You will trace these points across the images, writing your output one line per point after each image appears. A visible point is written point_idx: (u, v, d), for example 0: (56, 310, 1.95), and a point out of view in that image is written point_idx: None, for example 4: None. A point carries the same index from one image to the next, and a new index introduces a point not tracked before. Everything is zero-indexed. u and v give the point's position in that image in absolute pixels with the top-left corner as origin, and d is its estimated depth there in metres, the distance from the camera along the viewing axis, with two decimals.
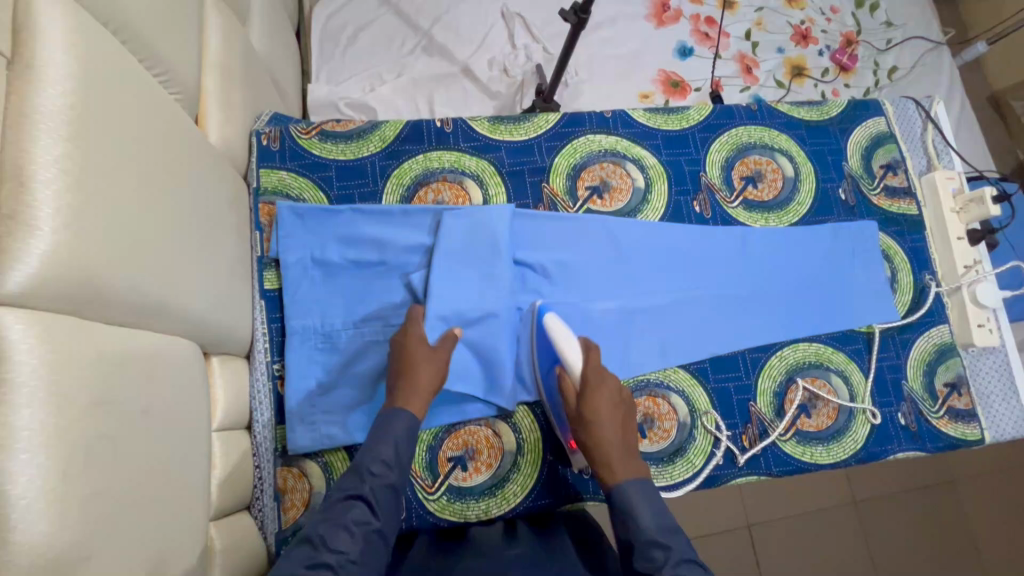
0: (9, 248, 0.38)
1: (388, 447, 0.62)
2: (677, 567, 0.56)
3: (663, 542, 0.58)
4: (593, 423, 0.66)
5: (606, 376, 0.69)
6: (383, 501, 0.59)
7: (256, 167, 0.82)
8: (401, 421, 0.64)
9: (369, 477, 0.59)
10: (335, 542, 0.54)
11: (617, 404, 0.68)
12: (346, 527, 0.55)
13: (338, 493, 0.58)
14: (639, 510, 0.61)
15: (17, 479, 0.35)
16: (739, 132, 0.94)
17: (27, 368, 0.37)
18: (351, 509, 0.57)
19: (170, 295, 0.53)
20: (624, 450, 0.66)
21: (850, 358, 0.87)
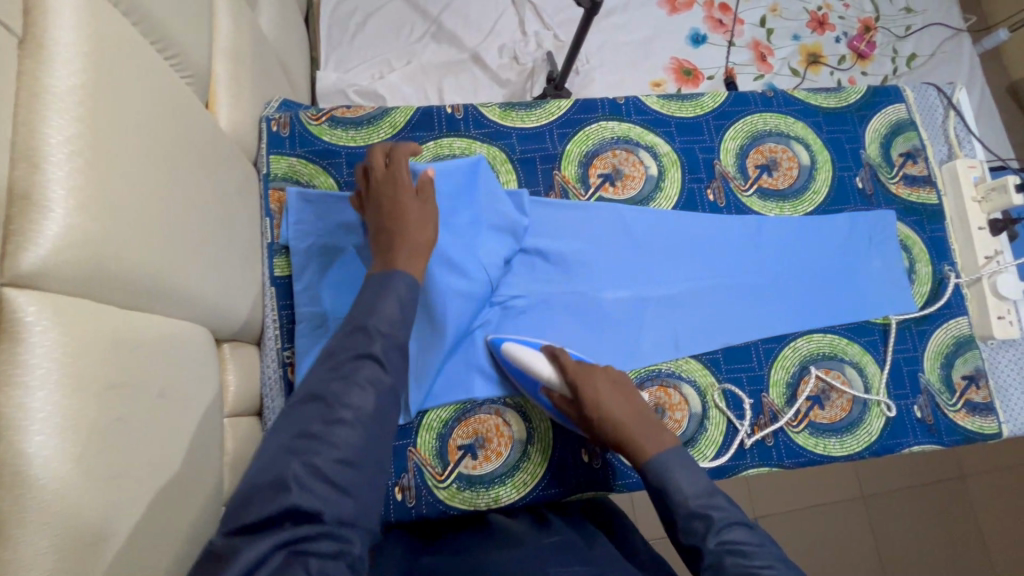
0: (26, 228, 0.38)
1: (394, 306, 0.60)
2: (721, 533, 0.57)
3: (702, 512, 0.60)
4: (600, 415, 0.69)
5: (594, 371, 0.72)
6: (392, 358, 0.57)
7: (266, 153, 0.81)
8: (401, 277, 0.63)
9: (376, 336, 0.57)
10: (348, 397, 0.52)
11: (617, 388, 0.71)
12: (357, 384, 0.53)
13: (345, 351, 0.55)
14: (676, 478, 0.63)
15: (32, 461, 0.35)
16: (754, 119, 0.92)
17: (41, 350, 0.37)
18: (361, 367, 0.54)
19: (182, 280, 0.53)
20: (641, 423, 0.68)
21: (865, 349, 0.85)
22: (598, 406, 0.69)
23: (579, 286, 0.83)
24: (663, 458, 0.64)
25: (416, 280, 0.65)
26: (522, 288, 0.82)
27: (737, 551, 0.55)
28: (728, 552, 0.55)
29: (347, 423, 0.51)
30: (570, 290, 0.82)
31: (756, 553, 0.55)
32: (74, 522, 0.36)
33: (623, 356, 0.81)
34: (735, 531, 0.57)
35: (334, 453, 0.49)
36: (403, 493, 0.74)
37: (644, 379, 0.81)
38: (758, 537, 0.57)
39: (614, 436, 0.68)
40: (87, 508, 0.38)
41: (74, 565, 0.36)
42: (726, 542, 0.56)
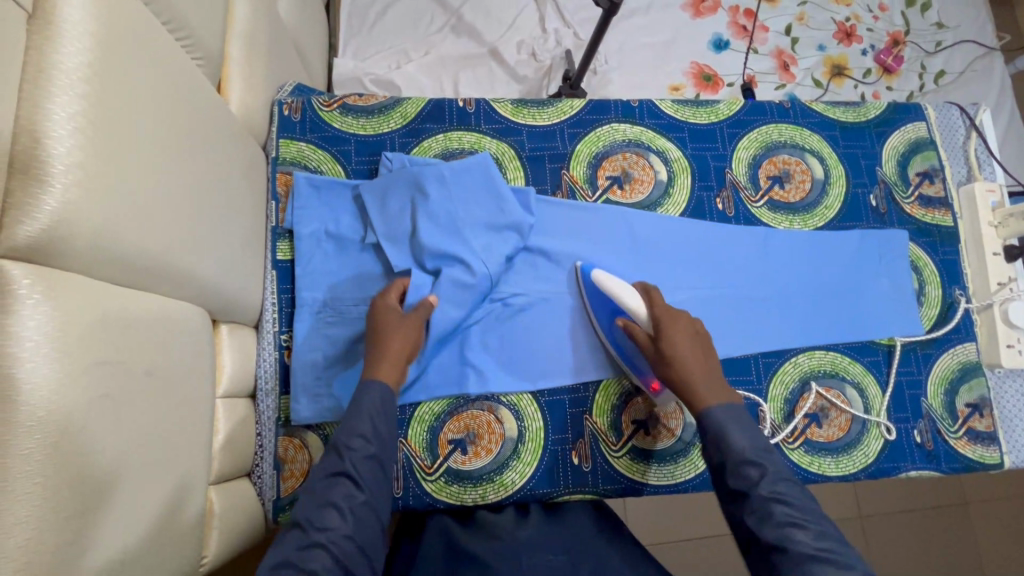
0: (25, 200, 0.38)
1: (364, 427, 0.60)
2: (774, 484, 0.56)
3: (756, 460, 0.58)
4: (672, 352, 0.67)
5: (689, 322, 0.70)
6: (367, 473, 0.58)
7: (276, 137, 0.82)
8: (372, 390, 0.64)
9: (348, 454, 0.58)
10: (324, 522, 0.53)
11: (699, 345, 0.69)
12: (332, 507, 0.54)
13: (320, 474, 0.57)
14: (730, 432, 0.61)
15: (18, 431, 0.36)
16: (769, 129, 0.90)
17: (33, 323, 0.37)
18: (336, 486, 0.56)
19: (181, 261, 0.53)
20: (711, 379, 0.66)
21: (868, 370, 0.84)
22: (675, 344, 0.67)
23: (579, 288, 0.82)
24: (727, 411, 0.63)
25: (390, 389, 0.65)
26: (522, 287, 0.81)
27: (788, 505, 0.54)
28: (777, 502, 0.54)
29: (323, 549, 0.52)
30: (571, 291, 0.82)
31: (804, 509, 0.54)
32: (55, 496, 0.37)
33: None
34: (788, 485, 0.56)
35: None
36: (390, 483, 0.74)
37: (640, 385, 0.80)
38: (807, 494, 0.56)
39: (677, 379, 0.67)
40: (70, 480, 0.38)
41: (53, 537, 0.37)
42: (778, 492, 0.55)
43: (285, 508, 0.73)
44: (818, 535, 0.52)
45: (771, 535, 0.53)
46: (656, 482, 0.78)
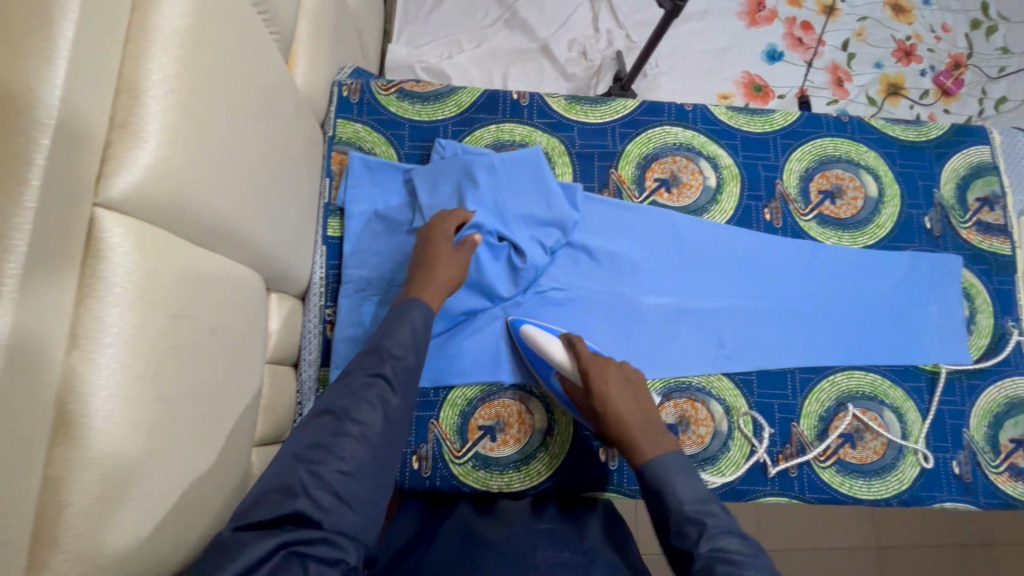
0: (121, 155, 0.40)
1: (404, 340, 0.64)
2: (713, 541, 0.58)
3: (696, 517, 0.60)
4: (607, 407, 0.69)
5: (609, 364, 0.73)
6: (402, 380, 0.61)
7: (334, 116, 0.84)
8: (416, 307, 0.67)
9: (388, 360, 0.62)
10: (358, 414, 0.57)
11: (629, 385, 0.72)
12: (367, 403, 0.58)
13: (359, 371, 0.61)
14: (671, 484, 0.63)
15: (102, 370, 0.38)
16: (824, 143, 0.89)
17: (121, 270, 0.39)
18: (373, 386, 0.59)
19: (246, 226, 0.55)
20: (648, 425, 0.69)
21: (908, 395, 0.82)
22: (605, 400, 0.69)
23: (618, 287, 0.82)
24: (666, 460, 0.66)
25: (432, 310, 0.68)
26: (562, 281, 0.82)
27: (728, 560, 0.56)
28: (719, 560, 0.56)
29: (353, 438, 0.56)
30: (610, 290, 0.82)
31: (744, 563, 0.55)
32: (129, 435, 0.39)
33: (655, 363, 0.80)
34: (727, 539, 0.58)
35: (337, 466, 0.54)
36: (419, 462, 0.76)
37: (673, 389, 0.80)
38: (750, 548, 0.57)
39: (618, 433, 0.69)
40: (143, 423, 0.40)
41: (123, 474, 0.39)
42: (717, 549, 0.57)
43: None
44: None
45: None
46: None
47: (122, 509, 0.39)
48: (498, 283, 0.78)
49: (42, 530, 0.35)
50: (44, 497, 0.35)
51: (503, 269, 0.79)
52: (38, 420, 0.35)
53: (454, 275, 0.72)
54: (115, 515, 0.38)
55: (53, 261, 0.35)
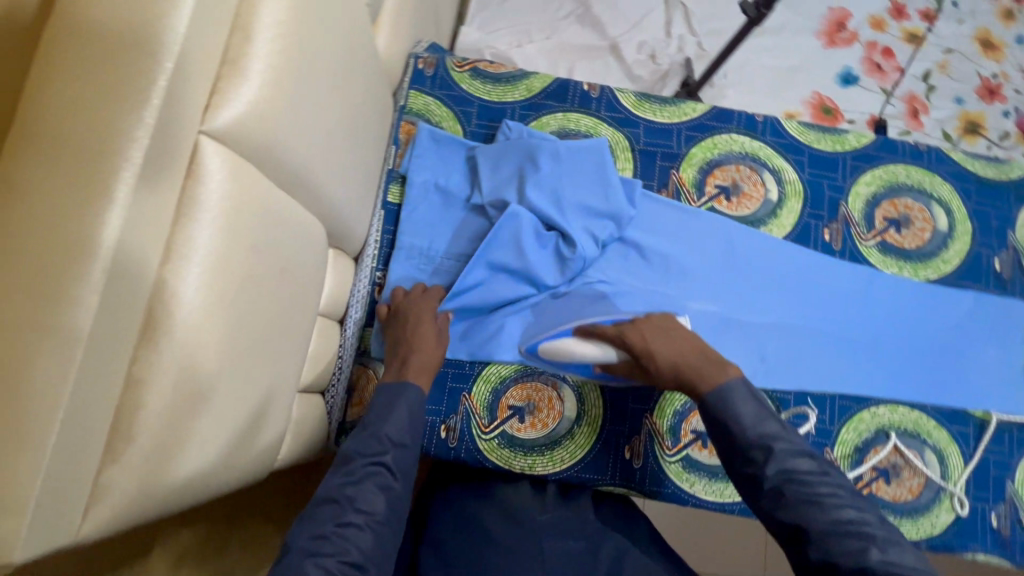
0: (228, 89, 0.43)
1: (402, 422, 0.63)
2: (782, 462, 0.56)
3: (761, 441, 0.58)
4: (654, 363, 0.67)
5: (637, 322, 0.71)
6: (402, 465, 0.60)
7: (407, 87, 0.86)
8: (409, 395, 0.65)
9: (386, 445, 0.60)
10: (361, 503, 0.56)
11: (669, 333, 0.69)
12: (369, 490, 0.57)
13: (358, 456, 0.59)
14: (734, 411, 0.60)
15: (189, 286, 0.40)
16: (896, 169, 0.86)
17: (215, 196, 0.42)
18: (374, 475, 0.58)
19: (321, 177, 0.58)
20: (699, 358, 0.66)
21: (953, 438, 0.79)
22: (651, 356, 0.67)
23: (665, 288, 0.82)
24: (727, 388, 0.62)
25: (424, 394, 0.66)
26: (609, 275, 0.81)
27: (800, 483, 0.55)
28: (789, 483, 0.55)
29: (358, 526, 0.54)
30: (656, 290, 0.81)
31: (814, 482, 0.55)
32: (200, 350, 0.41)
33: None
34: (796, 460, 0.56)
35: (342, 556, 0.51)
36: (447, 433, 0.77)
37: None
38: (818, 464, 0.56)
39: (677, 382, 0.66)
40: (214, 343, 0.43)
41: (193, 385, 0.41)
42: (788, 472, 0.56)
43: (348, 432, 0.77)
44: (831, 505, 0.53)
45: (788, 515, 0.54)
46: (703, 496, 0.77)
47: (187, 417, 0.41)
48: (545, 271, 0.79)
49: (119, 426, 0.37)
50: (124, 396, 0.38)
51: (550, 257, 0.80)
52: (132, 323, 0.37)
53: (435, 346, 0.72)
54: (181, 423, 0.40)
55: (162, 178, 0.38)
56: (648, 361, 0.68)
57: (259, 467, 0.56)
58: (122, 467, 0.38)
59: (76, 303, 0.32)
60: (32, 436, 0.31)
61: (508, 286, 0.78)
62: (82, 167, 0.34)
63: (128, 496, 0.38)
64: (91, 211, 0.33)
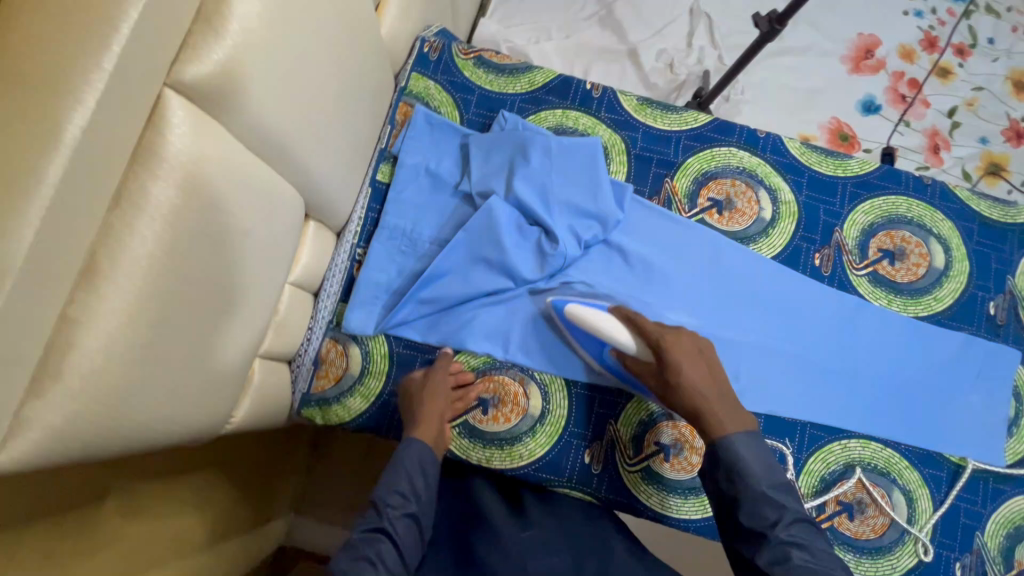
0: (199, 45, 0.43)
1: (402, 489, 0.63)
2: (791, 528, 0.56)
3: (774, 501, 0.58)
4: (679, 380, 0.65)
5: (679, 333, 0.69)
6: (402, 531, 0.60)
7: (409, 69, 0.86)
8: (412, 450, 0.67)
9: (388, 514, 0.60)
10: (358, 572, 0.54)
11: (703, 357, 0.68)
12: (366, 559, 0.55)
13: (359, 531, 0.59)
14: (748, 464, 0.60)
15: (136, 233, 0.40)
16: (898, 201, 0.84)
17: (175, 149, 0.42)
18: (374, 543, 0.57)
19: (300, 146, 0.58)
20: (723, 399, 0.65)
21: (925, 481, 0.77)
22: (678, 371, 0.65)
23: (644, 295, 0.81)
24: (739, 438, 0.62)
25: (428, 445, 0.68)
26: (589, 276, 0.80)
27: (805, 551, 0.55)
28: (795, 548, 0.54)
29: None
30: (634, 296, 0.80)
31: (816, 554, 0.55)
32: (142, 299, 0.42)
33: None
34: (801, 529, 0.56)
35: None
36: None
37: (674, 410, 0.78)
38: (822, 542, 0.56)
39: (690, 408, 0.65)
40: (159, 292, 0.43)
41: (132, 334, 0.41)
42: (794, 537, 0.55)
43: (312, 405, 0.78)
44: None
45: None
46: (659, 509, 0.76)
47: (123, 364, 0.41)
48: (524, 265, 0.78)
49: (49, 362, 0.38)
50: (56, 333, 0.38)
51: (530, 252, 0.79)
52: (72, 262, 0.38)
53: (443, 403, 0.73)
54: (115, 368, 0.41)
55: (117, 123, 0.38)
56: (674, 376, 0.66)
57: (205, 426, 0.56)
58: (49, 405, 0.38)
59: (10, 234, 0.33)
60: None
61: (484, 275, 0.78)
62: (31, 102, 0.34)
63: (52, 432, 0.38)
64: (38, 146, 0.34)
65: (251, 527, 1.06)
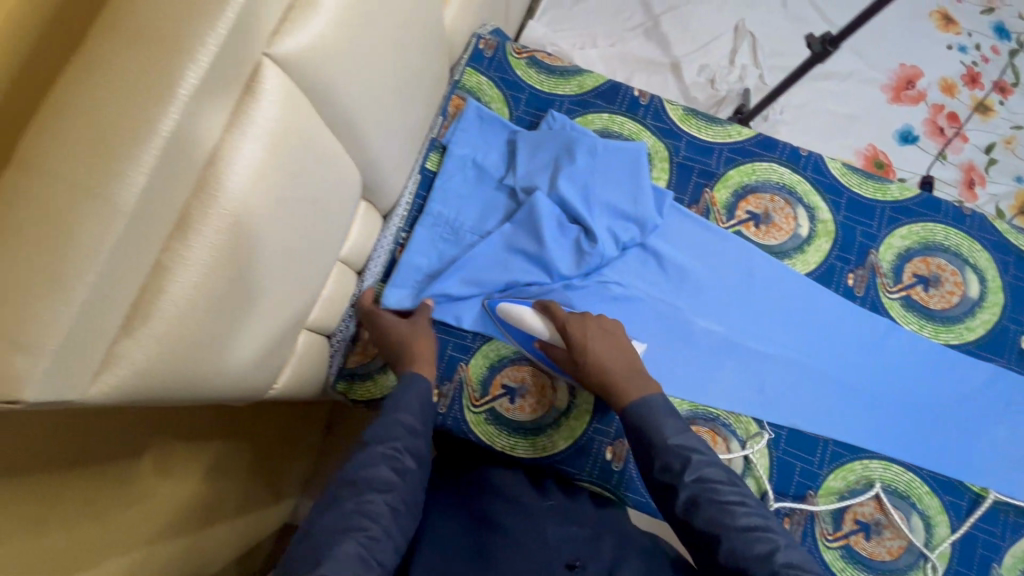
0: (296, 22, 0.46)
1: (411, 410, 0.66)
2: (698, 472, 0.61)
3: (681, 452, 0.62)
4: (588, 358, 0.71)
5: (586, 319, 0.74)
6: (415, 448, 0.63)
7: (464, 64, 0.88)
8: (414, 382, 0.69)
9: (400, 429, 0.64)
10: (375, 481, 0.59)
11: (610, 336, 0.73)
12: (381, 471, 0.59)
13: (373, 440, 0.62)
14: (659, 422, 0.65)
15: (225, 190, 0.43)
16: (935, 228, 0.84)
17: (267, 117, 0.45)
18: (389, 456, 0.61)
19: (367, 126, 0.61)
20: (631, 372, 0.70)
21: (944, 508, 0.77)
22: (584, 350, 0.71)
23: (677, 300, 0.82)
24: (646, 403, 0.66)
25: (430, 383, 0.70)
26: (624, 278, 0.82)
27: (712, 490, 0.59)
28: (703, 490, 0.60)
29: (375, 502, 0.57)
30: (667, 301, 0.82)
31: (725, 490, 0.60)
32: (225, 253, 0.44)
33: (688, 385, 0.80)
34: (711, 471, 0.61)
35: (364, 530, 0.54)
36: (437, 398, 0.79)
37: (698, 415, 0.79)
38: (730, 477, 0.61)
39: (602, 385, 0.71)
40: (239, 250, 0.46)
41: (214, 285, 0.44)
42: (702, 481, 0.60)
43: (346, 379, 0.81)
44: (741, 516, 0.58)
45: (702, 524, 0.58)
46: None
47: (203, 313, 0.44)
48: (561, 261, 0.80)
49: (142, 305, 0.40)
50: (150, 279, 0.41)
51: (568, 249, 0.81)
52: (172, 213, 0.40)
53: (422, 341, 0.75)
54: (194, 316, 0.43)
55: (222, 87, 0.41)
56: (582, 356, 0.72)
57: (256, 385, 0.59)
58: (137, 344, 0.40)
59: (126, 180, 0.36)
60: (63, 289, 0.34)
61: (522, 267, 0.80)
62: (157, 62, 0.37)
63: (136, 370, 0.41)
64: (156, 101, 0.37)
65: (267, 498, 1.08)
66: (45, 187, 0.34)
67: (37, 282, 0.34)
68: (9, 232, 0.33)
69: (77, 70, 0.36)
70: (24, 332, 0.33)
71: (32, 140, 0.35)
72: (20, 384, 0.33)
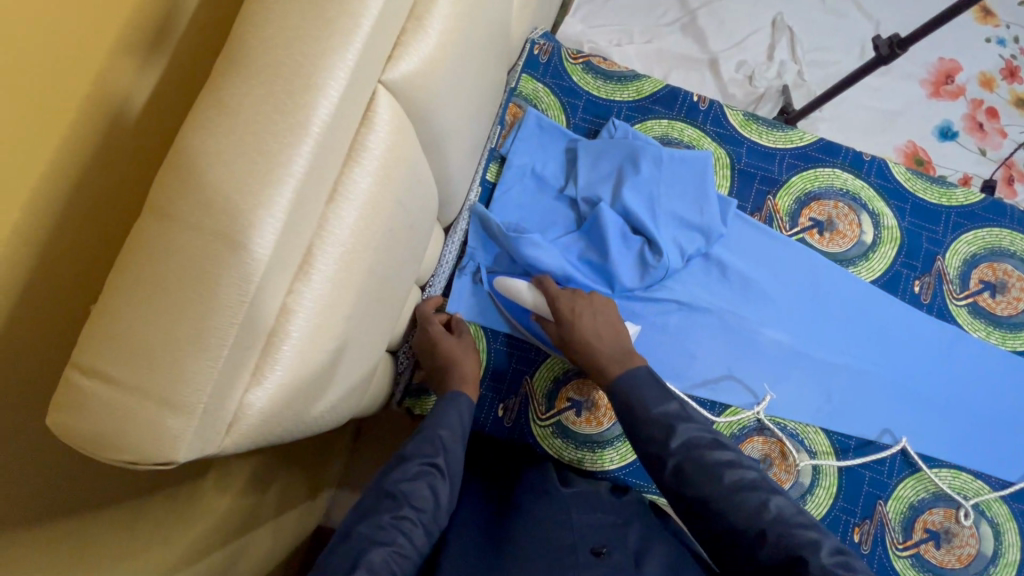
0: (407, 46, 0.44)
1: (451, 430, 0.64)
2: (682, 437, 0.58)
3: (663, 421, 0.60)
4: (573, 332, 0.70)
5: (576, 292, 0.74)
6: (450, 465, 0.61)
7: (521, 70, 0.87)
8: (458, 404, 0.67)
9: (439, 449, 0.61)
10: (412, 494, 0.56)
11: (599, 313, 0.72)
12: (419, 483, 0.57)
13: (410, 451, 0.60)
14: (642, 394, 0.63)
15: (340, 226, 0.42)
16: (1002, 233, 0.83)
17: (378, 147, 0.44)
18: (425, 470, 0.59)
19: (452, 146, 0.59)
20: (614, 352, 0.69)
21: (1013, 515, 0.76)
22: (571, 324, 0.71)
23: (745, 310, 0.81)
24: (632, 374, 0.65)
25: (473, 407, 0.69)
26: (690, 288, 0.81)
27: (700, 456, 0.57)
28: (689, 455, 0.57)
29: (408, 517, 0.54)
30: (733, 309, 0.81)
31: (715, 450, 0.57)
32: (338, 289, 0.43)
33: (756, 395, 0.79)
34: (695, 436, 0.59)
35: (397, 545, 0.50)
36: (504, 412, 0.79)
37: (766, 426, 0.79)
38: (715, 439, 0.59)
39: (587, 361, 0.70)
40: (351, 283, 0.45)
41: (329, 323, 0.43)
42: (689, 445, 0.58)
43: (413, 396, 0.80)
44: (733, 474, 0.55)
45: (693, 491, 0.55)
46: None
47: (320, 353, 0.43)
48: (625, 272, 0.79)
49: (270, 349, 0.39)
50: (277, 322, 0.39)
51: (632, 260, 0.79)
52: (298, 253, 0.39)
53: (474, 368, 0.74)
54: (313, 355, 0.42)
55: (345, 119, 0.39)
56: (570, 332, 0.71)
57: (345, 412, 0.58)
58: (263, 391, 0.39)
59: (263, 226, 0.35)
60: (207, 346, 0.34)
61: (585, 279, 0.79)
62: (291, 99, 0.36)
63: (261, 415, 0.40)
64: (291, 140, 0.36)
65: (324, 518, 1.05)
66: (185, 239, 0.33)
67: (181, 340, 0.33)
68: (157, 284, 0.33)
69: (207, 108, 0.35)
70: (171, 392, 0.33)
71: (169, 186, 0.34)
72: (173, 443, 0.34)
